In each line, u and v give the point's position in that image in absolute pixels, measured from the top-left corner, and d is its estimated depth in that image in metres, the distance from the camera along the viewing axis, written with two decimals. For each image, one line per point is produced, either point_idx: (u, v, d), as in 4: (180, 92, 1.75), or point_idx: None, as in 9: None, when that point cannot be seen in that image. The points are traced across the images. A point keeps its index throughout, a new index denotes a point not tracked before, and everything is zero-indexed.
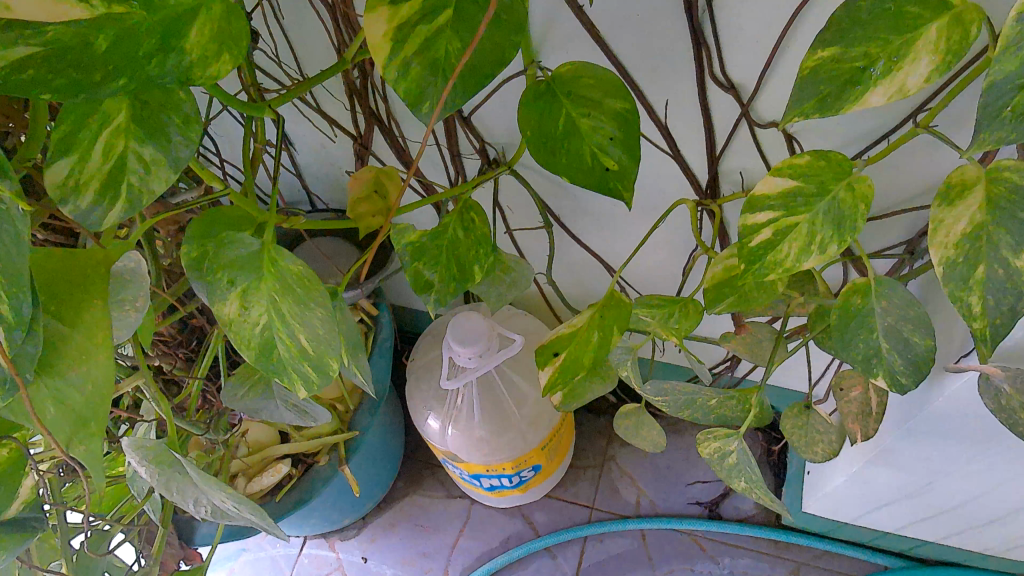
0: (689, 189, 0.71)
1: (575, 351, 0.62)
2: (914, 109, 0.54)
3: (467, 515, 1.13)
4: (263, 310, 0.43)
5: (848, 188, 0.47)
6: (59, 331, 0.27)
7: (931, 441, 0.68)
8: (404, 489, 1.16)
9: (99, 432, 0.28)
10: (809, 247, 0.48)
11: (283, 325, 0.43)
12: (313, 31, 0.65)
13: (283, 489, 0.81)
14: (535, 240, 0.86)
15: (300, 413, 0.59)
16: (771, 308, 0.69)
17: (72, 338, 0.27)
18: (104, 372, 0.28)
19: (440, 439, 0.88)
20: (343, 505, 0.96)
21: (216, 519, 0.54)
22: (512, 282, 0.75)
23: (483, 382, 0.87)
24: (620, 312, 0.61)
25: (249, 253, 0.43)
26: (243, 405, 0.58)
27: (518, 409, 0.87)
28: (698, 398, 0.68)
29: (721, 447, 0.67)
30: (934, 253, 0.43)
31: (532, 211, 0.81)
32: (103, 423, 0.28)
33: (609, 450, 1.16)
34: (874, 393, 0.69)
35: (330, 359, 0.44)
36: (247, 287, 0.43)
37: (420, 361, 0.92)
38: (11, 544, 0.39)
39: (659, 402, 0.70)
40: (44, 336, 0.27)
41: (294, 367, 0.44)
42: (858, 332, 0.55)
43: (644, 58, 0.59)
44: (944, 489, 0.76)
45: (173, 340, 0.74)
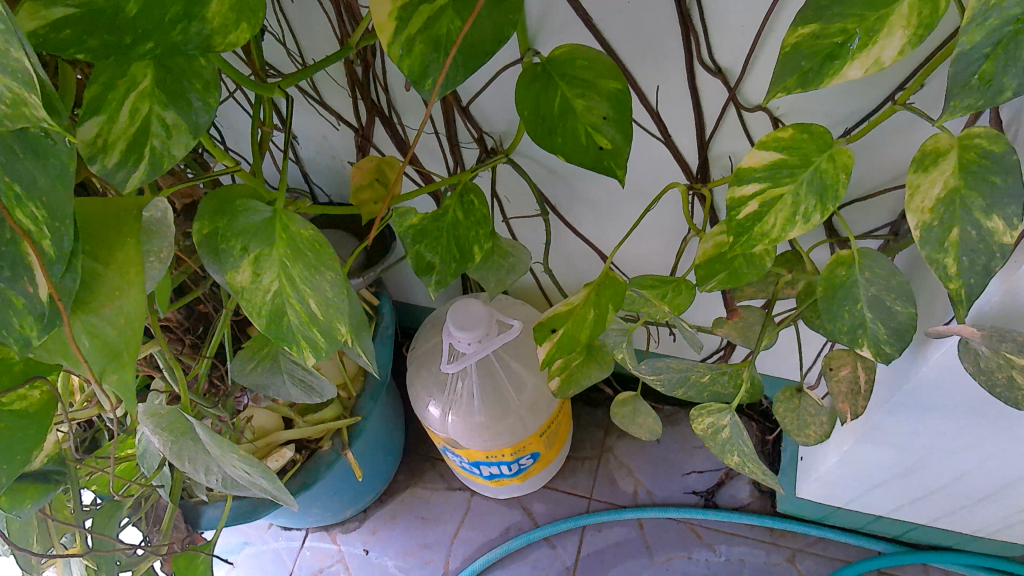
0: (681, 175, 0.73)
1: (572, 328, 0.64)
2: (892, 90, 0.57)
3: (467, 507, 1.15)
4: (274, 277, 0.45)
5: (830, 159, 0.49)
6: (95, 269, 0.31)
7: (918, 416, 0.70)
8: (405, 482, 1.18)
9: (130, 362, 0.32)
10: (793, 218, 0.50)
11: (294, 291, 0.45)
12: (316, 22, 0.68)
13: (288, 473, 0.83)
14: (532, 229, 0.89)
15: (306, 388, 0.61)
16: (761, 289, 0.71)
17: (107, 275, 0.31)
18: (136, 304, 0.31)
19: (441, 427, 0.90)
20: (346, 494, 0.97)
21: (227, 490, 0.56)
22: (513, 266, 0.77)
23: (483, 369, 0.89)
24: (616, 291, 0.63)
25: (261, 220, 0.46)
26: (250, 379, 0.59)
27: (517, 395, 0.89)
28: (691, 375, 0.70)
29: (715, 422, 0.69)
30: (911, 218, 0.46)
31: (529, 200, 0.84)
32: (134, 354, 0.32)
33: (606, 442, 1.18)
34: (863, 371, 0.71)
35: (338, 323, 0.46)
36: (259, 254, 0.45)
37: (420, 348, 0.94)
38: (14, 504, 0.42)
39: (654, 381, 0.72)
40: (81, 274, 0.31)
41: (303, 332, 0.46)
42: (844, 303, 0.57)
43: (635, 45, 0.61)
44: (933, 467, 0.78)
45: (180, 327, 0.76)
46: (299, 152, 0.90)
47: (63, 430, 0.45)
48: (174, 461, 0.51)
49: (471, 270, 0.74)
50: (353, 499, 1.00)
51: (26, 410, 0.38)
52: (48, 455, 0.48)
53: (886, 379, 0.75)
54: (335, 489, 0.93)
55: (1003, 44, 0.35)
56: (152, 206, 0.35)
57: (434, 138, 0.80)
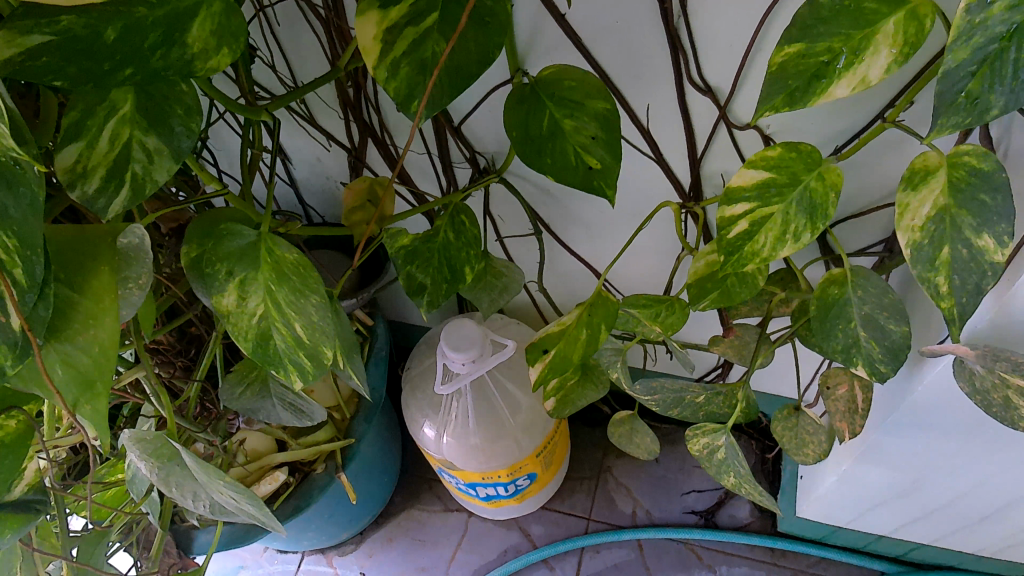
0: (673, 193, 0.73)
1: (564, 349, 0.64)
2: (882, 107, 0.57)
3: (464, 528, 1.14)
4: (259, 301, 0.44)
5: (819, 177, 0.49)
6: (70, 297, 0.32)
7: (917, 435, 0.69)
8: (401, 503, 1.17)
9: (104, 391, 0.32)
10: (784, 236, 0.50)
11: (279, 313, 0.45)
12: (307, 43, 0.68)
13: (281, 497, 0.82)
14: (526, 248, 0.89)
15: (296, 412, 0.61)
16: (756, 308, 0.71)
17: (81, 303, 0.32)
18: (110, 332, 0.32)
19: (439, 451, 0.90)
20: (341, 516, 0.96)
21: (213, 515, 0.55)
22: (506, 285, 0.77)
23: (477, 390, 0.88)
24: (608, 311, 0.64)
25: (247, 244, 0.45)
26: (240, 404, 0.59)
27: (512, 416, 0.88)
28: (685, 396, 0.70)
29: (710, 443, 0.68)
30: (901, 236, 0.45)
31: (522, 219, 0.84)
32: (107, 384, 0.32)
33: (605, 462, 1.17)
34: (860, 390, 0.70)
35: (324, 347, 0.46)
36: (245, 278, 0.44)
37: (415, 369, 0.93)
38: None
39: (649, 402, 0.71)
40: (56, 303, 0.32)
41: (290, 356, 0.45)
42: (837, 321, 0.56)
43: (625, 65, 0.62)
44: (933, 485, 0.77)
45: (172, 349, 0.76)
46: (292, 173, 0.90)
47: (45, 459, 0.45)
48: (162, 487, 0.51)
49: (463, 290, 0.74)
50: (349, 521, 0.99)
51: (3, 440, 0.39)
52: (29, 483, 0.46)
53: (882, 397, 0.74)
54: (330, 511, 0.92)
55: (989, 62, 0.35)
56: (130, 232, 0.35)
57: (427, 158, 0.80)
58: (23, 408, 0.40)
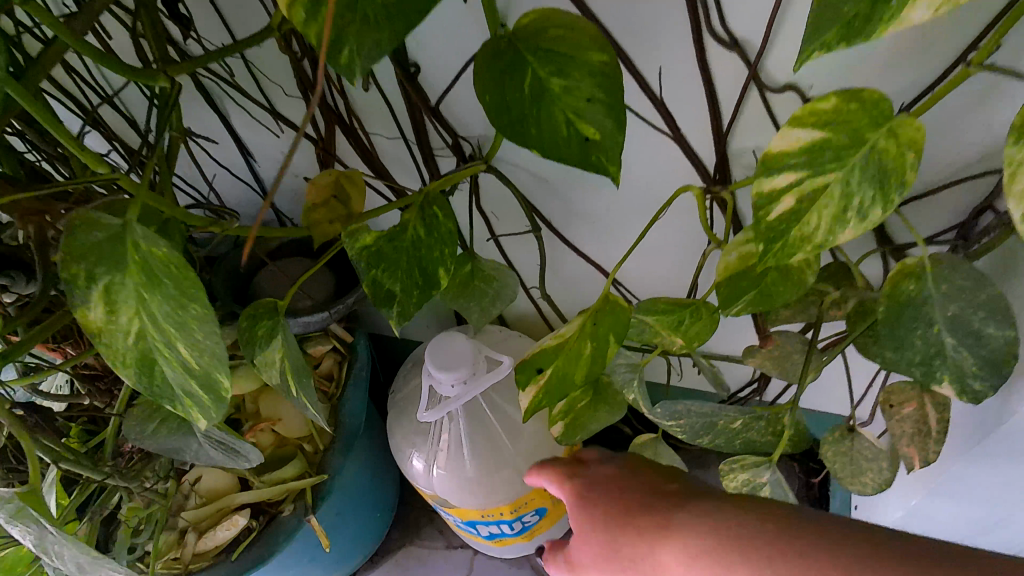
0: (695, 177, 0.61)
1: (563, 366, 0.51)
2: (964, 50, 0.44)
3: (470, 567, 1.02)
4: (132, 317, 0.33)
5: (891, 135, 0.37)
6: None
7: (1009, 465, 0.55)
8: (399, 540, 1.05)
9: None
10: (845, 216, 0.37)
11: (157, 331, 0.33)
12: (246, 8, 0.57)
13: (241, 545, 0.70)
14: (524, 247, 0.76)
15: (228, 451, 0.49)
16: (800, 312, 0.58)
17: None
18: None
19: (431, 487, 0.77)
20: (321, 560, 0.84)
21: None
22: (498, 292, 0.64)
23: (471, 415, 0.76)
24: (617, 319, 0.51)
25: (104, 237, 0.33)
26: (157, 444, 0.49)
27: (512, 443, 0.76)
28: (718, 422, 0.57)
29: (751, 480, 0.55)
30: (1017, 207, 0.32)
31: (518, 214, 0.71)
32: None
33: None
34: (933, 410, 0.57)
35: (221, 376, 0.34)
36: (109, 285, 0.33)
37: (401, 392, 0.81)
38: None
39: (673, 429, 0.58)
40: None
41: (181, 386, 0.35)
42: (913, 328, 0.43)
43: (629, 15, 0.49)
44: (1020, 524, 0.63)
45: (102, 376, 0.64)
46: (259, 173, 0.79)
47: None
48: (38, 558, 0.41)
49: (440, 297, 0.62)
50: (332, 563, 0.87)
51: None
52: None
53: (959, 417, 0.61)
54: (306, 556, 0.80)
55: None
56: None
57: (405, 146, 0.68)
58: None
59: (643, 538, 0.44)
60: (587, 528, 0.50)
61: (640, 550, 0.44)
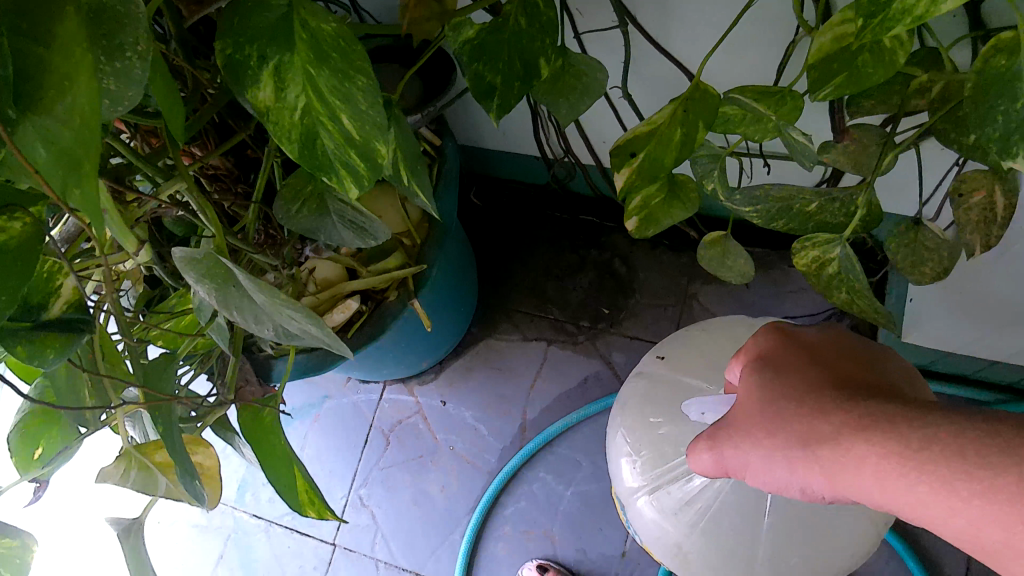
0: None
1: (655, 151, 0.55)
2: None
3: (544, 358, 1.13)
4: (300, 92, 0.38)
5: None
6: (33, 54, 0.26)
7: None
8: (480, 333, 1.16)
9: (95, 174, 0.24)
10: None
11: (323, 105, 0.38)
12: None
13: (355, 326, 0.80)
14: (606, 43, 0.78)
15: (360, 234, 0.55)
16: (882, 103, 0.60)
17: (48, 62, 0.25)
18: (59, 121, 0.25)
19: (629, 497, 0.79)
20: (402, 341, 0.94)
21: (283, 341, 0.54)
22: (587, 86, 0.65)
23: (699, 359, 0.80)
24: (709, 106, 0.55)
25: (277, 18, 0.37)
26: (297, 225, 0.54)
27: (734, 538, 0.73)
28: (795, 204, 0.61)
29: (821, 256, 0.60)
30: None
31: (604, 7, 0.73)
32: (96, 161, 0.24)
33: (691, 289, 1.12)
34: None
35: (379, 144, 0.39)
36: (280, 61, 0.37)
37: (636, 398, 0.80)
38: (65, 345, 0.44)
39: (749, 213, 0.63)
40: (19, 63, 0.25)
41: (340, 160, 0.39)
42: (997, 103, 0.46)
43: None
44: None
45: (230, 177, 0.68)
46: None
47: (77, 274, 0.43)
48: (223, 311, 0.49)
49: (550, 99, 0.66)
50: (414, 346, 0.98)
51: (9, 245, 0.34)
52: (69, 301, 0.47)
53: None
54: (396, 334, 0.90)
55: None
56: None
57: None
58: (27, 211, 0.36)
59: (858, 428, 0.48)
60: (762, 414, 0.56)
61: (799, 422, 0.52)
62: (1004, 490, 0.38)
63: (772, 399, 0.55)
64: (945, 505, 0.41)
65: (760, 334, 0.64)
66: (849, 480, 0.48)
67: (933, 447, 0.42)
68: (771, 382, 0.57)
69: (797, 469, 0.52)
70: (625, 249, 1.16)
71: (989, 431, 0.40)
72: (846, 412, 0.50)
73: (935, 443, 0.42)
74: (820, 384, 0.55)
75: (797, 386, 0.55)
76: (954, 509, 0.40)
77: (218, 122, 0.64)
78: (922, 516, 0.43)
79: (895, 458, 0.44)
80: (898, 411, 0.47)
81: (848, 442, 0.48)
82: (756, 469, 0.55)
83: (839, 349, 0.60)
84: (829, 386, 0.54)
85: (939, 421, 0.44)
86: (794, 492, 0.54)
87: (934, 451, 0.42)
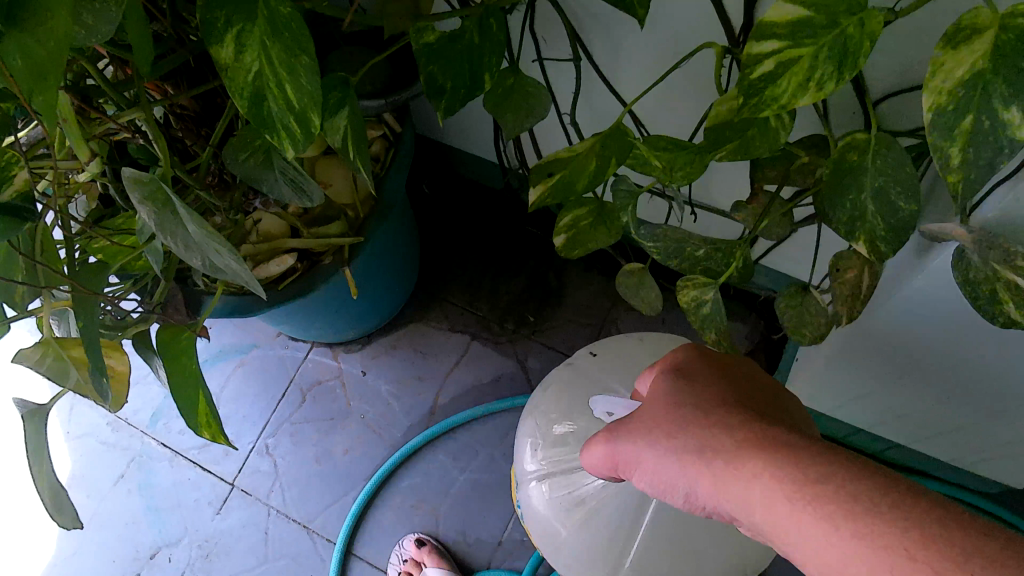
0: (719, 32, 0.70)
1: (569, 175, 0.63)
2: None
3: (465, 350, 1.20)
4: (254, 58, 0.44)
5: (858, 23, 0.45)
6: None
7: (908, 320, 0.71)
8: (412, 316, 1.23)
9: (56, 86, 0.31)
10: (806, 84, 0.47)
11: (271, 74, 0.45)
12: None
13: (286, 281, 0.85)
14: (563, 73, 0.86)
15: (297, 191, 0.62)
16: (776, 174, 0.69)
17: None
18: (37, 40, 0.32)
19: (525, 480, 0.84)
20: (331, 305, 1.00)
21: (210, 272, 0.60)
22: (531, 108, 0.73)
23: (623, 369, 0.83)
24: (623, 145, 0.62)
25: None
26: (242, 171, 0.61)
27: (603, 540, 0.78)
28: (686, 247, 0.69)
29: (698, 296, 0.68)
30: (925, 98, 0.42)
31: (564, 41, 0.80)
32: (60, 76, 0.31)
33: (612, 312, 1.20)
34: (869, 275, 0.70)
35: (313, 114, 0.46)
36: (241, 30, 0.44)
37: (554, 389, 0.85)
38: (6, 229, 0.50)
39: (651, 248, 0.70)
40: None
41: (282, 120, 0.46)
42: (847, 190, 0.55)
43: None
44: (919, 378, 0.79)
45: (196, 119, 0.74)
46: None
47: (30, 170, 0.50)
48: (158, 232, 0.55)
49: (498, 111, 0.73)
50: (343, 312, 1.04)
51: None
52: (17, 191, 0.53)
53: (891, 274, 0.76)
54: (326, 295, 0.97)
55: None
56: None
57: None
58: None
59: (757, 448, 0.48)
60: (671, 415, 0.55)
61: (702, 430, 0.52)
62: (872, 537, 0.39)
63: (681, 406, 0.56)
64: (808, 535, 0.42)
65: (686, 351, 0.64)
66: (734, 492, 0.48)
67: (820, 481, 0.43)
68: (688, 392, 0.57)
69: (685, 473, 0.52)
70: (560, 265, 1.24)
71: (873, 481, 0.41)
72: (747, 431, 0.50)
73: (830, 476, 0.43)
74: (734, 404, 0.54)
75: (712, 401, 0.55)
76: (828, 537, 0.40)
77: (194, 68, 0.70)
78: (786, 542, 0.43)
79: (785, 483, 0.44)
80: (794, 441, 0.47)
81: (746, 457, 0.48)
82: (648, 465, 0.55)
83: (761, 384, 0.60)
84: (742, 407, 0.54)
85: (839, 459, 0.44)
86: (675, 497, 0.54)
87: (817, 482, 0.43)
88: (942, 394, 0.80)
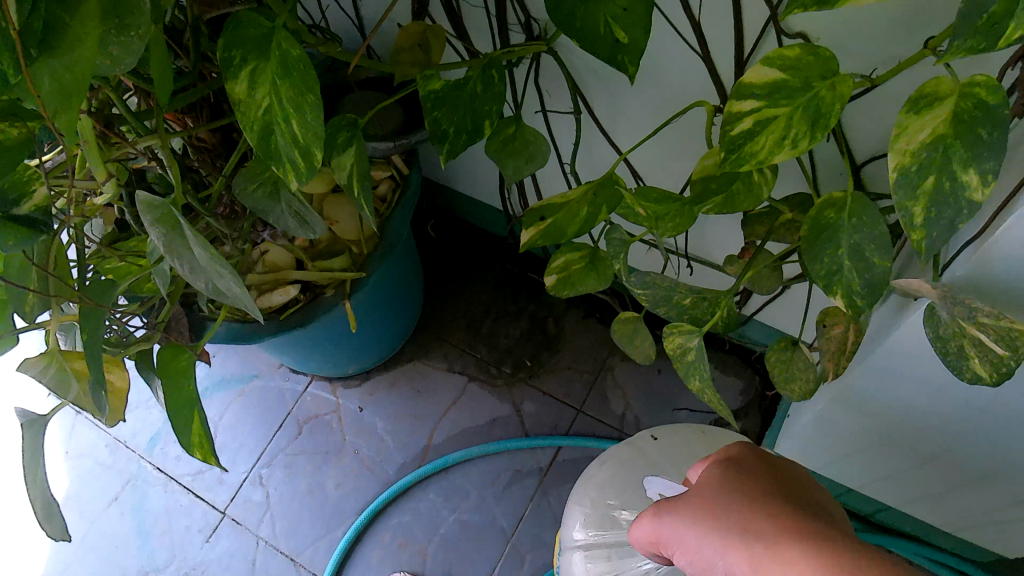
0: (712, 91, 0.73)
1: (562, 220, 0.65)
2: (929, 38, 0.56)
3: (462, 391, 1.21)
4: (265, 94, 0.48)
5: (830, 86, 0.49)
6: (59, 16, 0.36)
7: (891, 378, 0.72)
8: (411, 354, 1.25)
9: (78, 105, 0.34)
10: (782, 142, 0.49)
11: (280, 110, 0.48)
12: None
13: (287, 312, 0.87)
14: (566, 124, 0.90)
15: (301, 222, 0.65)
16: (764, 229, 0.71)
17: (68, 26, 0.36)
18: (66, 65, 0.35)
19: (569, 547, 0.81)
20: (332, 339, 1.03)
21: (212, 296, 0.62)
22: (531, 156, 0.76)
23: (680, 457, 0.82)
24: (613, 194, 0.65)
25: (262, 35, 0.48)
26: (251, 201, 0.64)
27: None
28: (674, 294, 0.71)
29: (683, 343, 0.69)
30: (891, 158, 0.45)
31: (566, 94, 0.84)
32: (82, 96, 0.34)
33: (609, 361, 1.21)
34: (854, 332, 0.72)
35: (316, 149, 0.49)
36: (255, 68, 0.48)
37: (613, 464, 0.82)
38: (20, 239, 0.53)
39: (641, 293, 0.73)
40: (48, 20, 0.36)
41: (287, 154, 0.49)
42: (826, 246, 0.57)
43: None
44: (904, 438, 0.80)
45: (212, 150, 0.78)
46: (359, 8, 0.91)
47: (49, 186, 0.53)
48: (165, 252, 0.58)
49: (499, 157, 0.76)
50: (343, 346, 1.06)
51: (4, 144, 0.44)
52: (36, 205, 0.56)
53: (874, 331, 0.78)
54: (327, 329, 0.99)
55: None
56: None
57: (488, 16, 0.80)
58: (27, 125, 0.46)
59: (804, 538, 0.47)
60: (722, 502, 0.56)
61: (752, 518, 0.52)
62: None
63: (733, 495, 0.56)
64: None
65: (739, 447, 0.65)
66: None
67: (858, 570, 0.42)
68: (739, 483, 0.57)
69: (726, 554, 0.51)
70: (560, 311, 1.26)
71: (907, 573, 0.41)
72: (796, 522, 0.50)
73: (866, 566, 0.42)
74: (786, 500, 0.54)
75: (761, 492, 0.55)
76: None
77: (213, 103, 0.75)
78: None
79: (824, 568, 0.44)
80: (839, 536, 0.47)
81: (789, 542, 0.48)
82: (687, 545, 0.55)
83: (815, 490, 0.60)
84: (790, 502, 0.54)
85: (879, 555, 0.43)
86: None
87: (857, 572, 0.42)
88: (928, 456, 0.80)
